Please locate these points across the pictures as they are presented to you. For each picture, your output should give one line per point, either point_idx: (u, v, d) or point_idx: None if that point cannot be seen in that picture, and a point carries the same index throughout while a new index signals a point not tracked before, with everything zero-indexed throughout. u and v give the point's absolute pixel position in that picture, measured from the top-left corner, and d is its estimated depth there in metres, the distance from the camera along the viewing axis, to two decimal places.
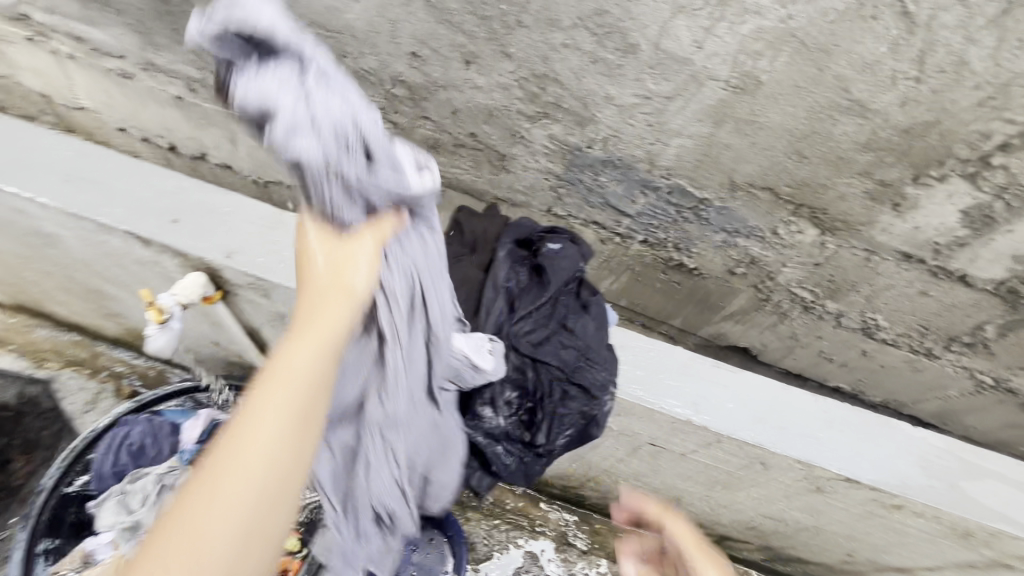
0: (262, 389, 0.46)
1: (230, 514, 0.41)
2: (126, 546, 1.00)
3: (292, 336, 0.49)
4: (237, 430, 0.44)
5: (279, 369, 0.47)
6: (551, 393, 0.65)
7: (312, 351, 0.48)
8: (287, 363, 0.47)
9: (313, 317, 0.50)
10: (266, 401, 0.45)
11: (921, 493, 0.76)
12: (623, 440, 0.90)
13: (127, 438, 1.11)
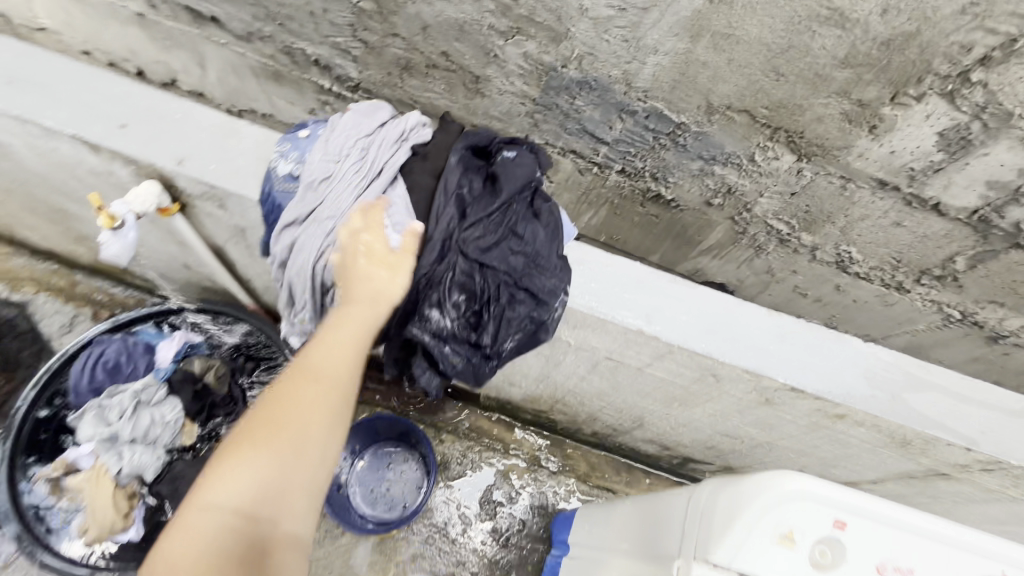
0: (310, 365, 0.59)
1: (268, 478, 0.55)
2: (105, 458, 1.05)
3: (337, 328, 0.61)
4: (288, 396, 0.57)
5: (326, 348, 0.60)
6: (497, 297, 0.66)
7: (349, 339, 0.61)
8: (332, 342, 0.60)
9: (349, 303, 0.62)
10: (312, 375, 0.59)
11: (862, 402, 0.78)
12: (582, 356, 0.92)
13: (101, 356, 1.12)
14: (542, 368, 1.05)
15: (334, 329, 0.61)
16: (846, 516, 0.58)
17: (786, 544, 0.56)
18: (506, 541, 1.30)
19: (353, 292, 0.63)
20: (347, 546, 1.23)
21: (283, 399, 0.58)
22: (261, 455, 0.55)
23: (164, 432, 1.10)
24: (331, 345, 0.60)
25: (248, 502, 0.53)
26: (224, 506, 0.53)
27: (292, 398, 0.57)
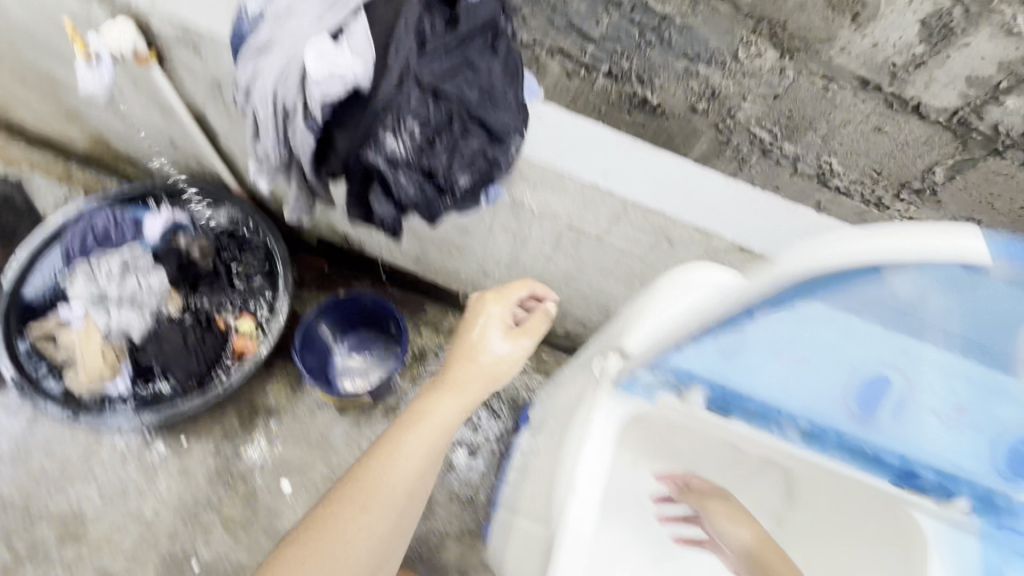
0: (431, 407, 0.82)
1: (358, 525, 0.73)
2: (95, 315, 1.13)
3: (423, 441, 0.80)
4: (414, 426, 0.80)
5: (452, 380, 0.84)
6: (451, 126, 0.68)
7: (429, 436, 0.80)
8: (456, 373, 0.84)
9: (465, 352, 0.86)
10: (433, 418, 0.81)
11: (772, 240, 0.81)
12: (546, 227, 0.95)
13: (90, 224, 1.18)
14: (511, 249, 1.08)
15: (459, 351, 0.87)
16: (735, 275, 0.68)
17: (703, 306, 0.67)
18: (476, 429, 1.34)
19: (466, 349, 0.87)
20: (325, 423, 1.31)
21: (410, 424, 0.81)
22: (394, 436, 0.80)
23: (150, 298, 1.16)
24: (456, 356, 0.87)
25: (383, 473, 0.76)
26: (365, 471, 0.77)
27: (438, 391, 0.83)
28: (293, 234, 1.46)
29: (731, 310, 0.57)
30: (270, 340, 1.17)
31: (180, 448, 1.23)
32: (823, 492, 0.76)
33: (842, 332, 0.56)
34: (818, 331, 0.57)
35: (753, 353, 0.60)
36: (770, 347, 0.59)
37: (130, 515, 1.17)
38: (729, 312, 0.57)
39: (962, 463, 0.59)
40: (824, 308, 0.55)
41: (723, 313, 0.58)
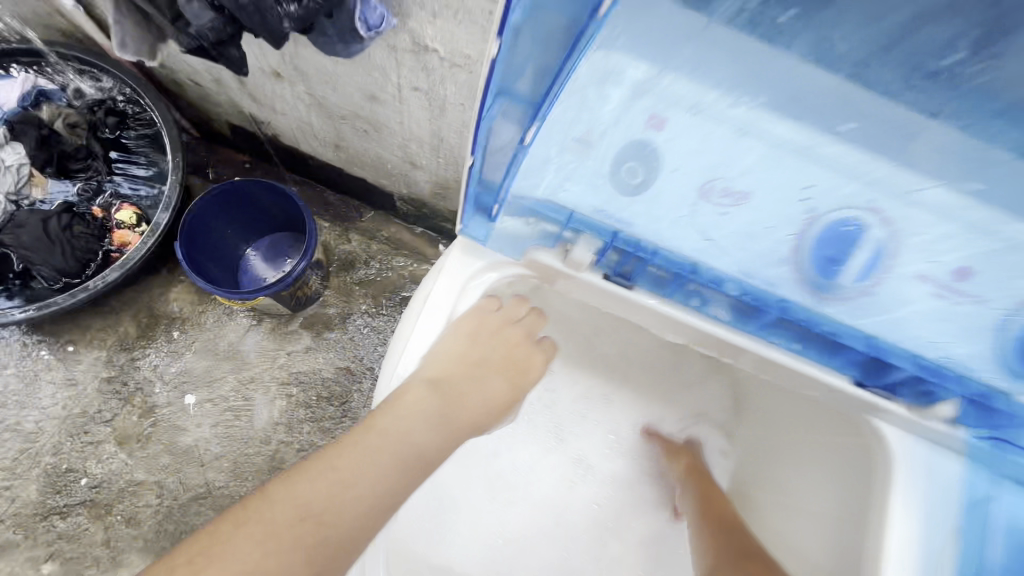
0: (451, 406, 0.61)
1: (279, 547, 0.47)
2: None
3: (389, 455, 0.55)
4: (381, 445, 0.56)
5: (466, 379, 0.64)
6: None
7: (403, 458, 0.56)
8: (470, 370, 0.64)
9: (484, 343, 0.66)
10: (446, 414, 0.60)
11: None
12: (464, 78, 0.75)
13: None
14: (431, 122, 0.89)
15: (474, 329, 0.65)
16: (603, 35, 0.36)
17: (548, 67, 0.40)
18: None
19: (490, 352, 0.66)
20: (237, 333, 1.16)
21: (422, 420, 0.58)
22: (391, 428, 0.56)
23: (5, 178, 0.98)
24: (470, 357, 0.65)
25: (385, 475, 0.54)
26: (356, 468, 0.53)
27: (448, 391, 0.61)
28: (200, 119, 1.24)
29: (654, 121, 0.43)
30: (156, 233, 1.00)
31: (66, 356, 1.09)
32: (766, 402, 0.79)
33: (781, 151, 0.43)
34: (754, 153, 0.43)
35: (672, 185, 0.47)
36: (698, 182, 0.46)
37: (10, 427, 1.04)
38: (647, 124, 0.44)
39: (955, 352, 0.51)
40: (765, 116, 0.41)
41: (640, 128, 0.44)
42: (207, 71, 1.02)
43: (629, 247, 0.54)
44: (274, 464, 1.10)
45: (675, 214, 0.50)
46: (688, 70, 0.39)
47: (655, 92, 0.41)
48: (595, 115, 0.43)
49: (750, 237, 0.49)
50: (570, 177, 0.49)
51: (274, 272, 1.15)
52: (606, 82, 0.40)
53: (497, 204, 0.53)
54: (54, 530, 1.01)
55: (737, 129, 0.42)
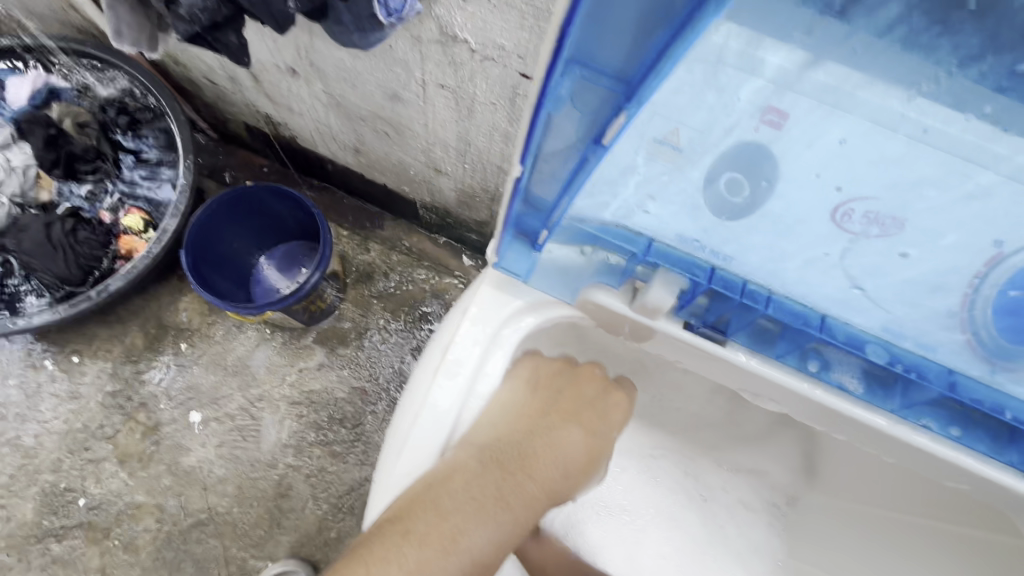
0: (509, 470, 0.49)
1: None
2: None
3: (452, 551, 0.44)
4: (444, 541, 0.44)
5: (526, 436, 0.52)
6: None
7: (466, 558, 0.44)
8: (532, 425, 0.53)
9: (543, 394, 0.56)
10: (506, 481, 0.48)
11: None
12: (495, 73, 0.66)
13: None
14: (458, 124, 0.80)
15: (528, 382, 0.56)
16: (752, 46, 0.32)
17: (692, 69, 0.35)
18: None
19: (556, 398, 0.57)
20: (246, 346, 1.09)
21: (474, 495, 0.46)
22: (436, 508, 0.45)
23: (10, 179, 0.93)
24: (533, 411, 0.54)
25: (439, 572, 0.43)
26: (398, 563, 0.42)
27: (514, 459, 0.50)
28: (216, 121, 1.18)
29: (769, 117, 0.39)
30: (165, 237, 0.94)
31: (71, 367, 1.04)
32: (847, 473, 0.68)
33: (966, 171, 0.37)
34: (920, 158, 0.38)
35: (805, 196, 0.41)
36: (834, 199, 0.41)
37: (10, 441, 0.99)
38: (762, 121, 0.39)
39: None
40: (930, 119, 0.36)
41: (753, 126, 0.39)
42: (222, 69, 0.95)
43: (732, 291, 0.44)
44: (281, 490, 1.03)
45: (792, 237, 0.43)
46: (851, 60, 0.34)
47: (792, 87, 0.37)
48: (703, 114, 0.38)
49: (925, 283, 0.43)
50: (654, 194, 0.43)
51: (286, 283, 1.08)
52: (736, 76, 0.36)
53: (548, 228, 0.45)
54: (48, 553, 0.95)
55: (911, 133, 0.37)
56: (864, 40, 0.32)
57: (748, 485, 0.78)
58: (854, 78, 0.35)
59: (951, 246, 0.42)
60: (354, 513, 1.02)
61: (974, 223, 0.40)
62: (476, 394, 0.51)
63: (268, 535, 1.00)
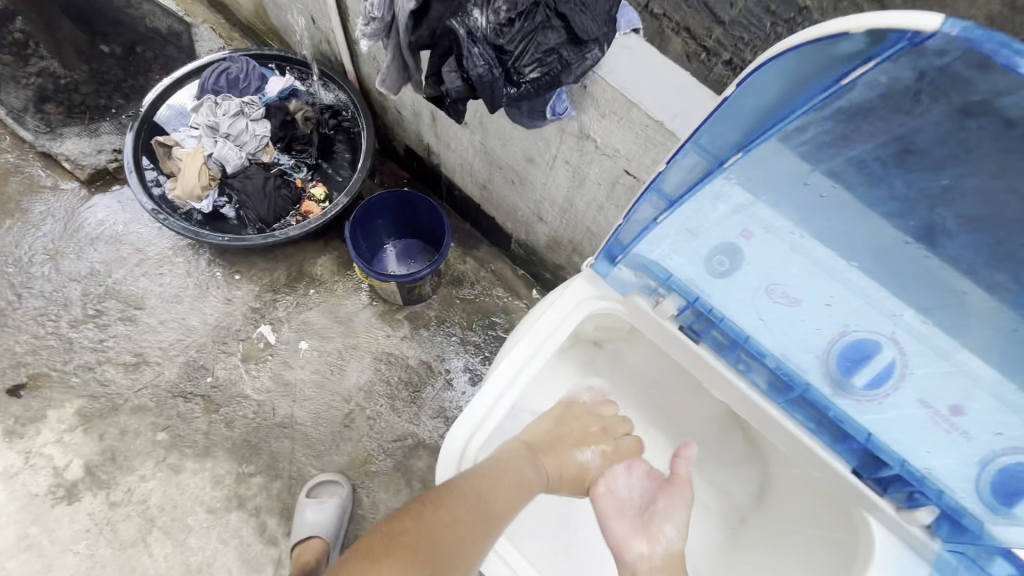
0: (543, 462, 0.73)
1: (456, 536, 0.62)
2: (203, 140, 1.30)
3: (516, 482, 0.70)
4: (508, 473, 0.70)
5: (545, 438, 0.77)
6: (536, 15, 0.71)
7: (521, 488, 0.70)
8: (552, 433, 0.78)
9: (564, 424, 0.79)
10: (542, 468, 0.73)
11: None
12: (606, 166, 0.95)
13: (228, 68, 1.35)
14: (567, 190, 1.10)
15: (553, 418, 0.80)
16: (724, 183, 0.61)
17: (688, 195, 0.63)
18: (485, 357, 1.40)
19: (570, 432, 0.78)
20: (355, 305, 1.41)
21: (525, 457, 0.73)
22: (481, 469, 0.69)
23: (251, 141, 1.32)
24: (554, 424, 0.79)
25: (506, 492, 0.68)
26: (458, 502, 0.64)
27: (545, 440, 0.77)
28: (386, 139, 1.56)
29: (744, 234, 0.64)
30: (335, 209, 1.29)
31: (232, 281, 1.38)
32: (791, 492, 0.80)
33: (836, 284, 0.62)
34: (804, 269, 0.63)
35: (748, 275, 0.66)
36: (765, 283, 0.66)
37: (176, 320, 1.33)
38: (739, 236, 0.64)
39: (933, 464, 0.61)
40: (825, 252, 0.62)
41: (734, 237, 0.65)
42: (412, 106, 1.32)
43: (704, 309, 0.68)
44: (346, 422, 1.29)
45: (739, 290, 0.67)
46: (774, 203, 0.61)
47: (752, 214, 0.63)
48: (702, 215, 0.64)
49: (789, 324, 0.66)
50: (676, 250, 0.67)
51: (400, 268, 1.40)
52: (716, 203, 0.63)
53: (623, 253, 0.71)
54: (175, 408, 1.25)
55: (805, 254, 0.62)
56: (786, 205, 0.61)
57: (709, 499, 0.87)
58: (781, 218, 0.62)
59: (822, 326, 0.65)
60: (394, 458, 1.27)
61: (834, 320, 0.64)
62: (539, 353, 0.72)
63: (327, 451, 1.27)
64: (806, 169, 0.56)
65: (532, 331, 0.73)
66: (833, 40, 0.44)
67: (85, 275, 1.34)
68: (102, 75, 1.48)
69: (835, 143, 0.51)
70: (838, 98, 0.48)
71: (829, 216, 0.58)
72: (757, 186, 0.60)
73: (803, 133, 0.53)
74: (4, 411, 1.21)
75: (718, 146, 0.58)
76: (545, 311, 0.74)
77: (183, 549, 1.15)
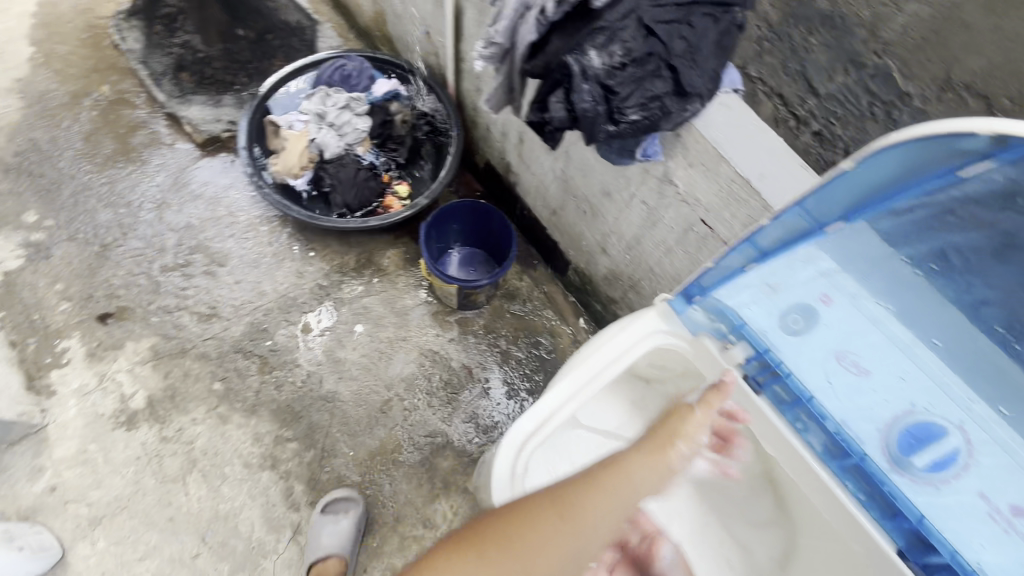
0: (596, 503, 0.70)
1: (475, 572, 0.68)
2: (310, 125, 1.43)
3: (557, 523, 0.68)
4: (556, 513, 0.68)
5: (639, 484, 0.70)
6: (647, 65, 0.76)
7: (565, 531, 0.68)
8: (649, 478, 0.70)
9: (665, 459, 0.71)
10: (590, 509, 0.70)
11: (781, 202, 0.80)
12: (683, 212, 0.99)
13: (344, 65, 1.48)
14: (638, 228, 1.13)
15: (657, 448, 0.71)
16: (814, 247, 0.64)
17: (779, 253, 0.66)
18: (525, 373, 1.43)
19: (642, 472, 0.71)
20: (412, 300, 1.47)
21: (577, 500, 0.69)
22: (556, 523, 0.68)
23: (351, 133, 1.44)
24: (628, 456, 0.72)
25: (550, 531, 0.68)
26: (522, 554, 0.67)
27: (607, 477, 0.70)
28: (469, 152, 1.65)
29: (824, 297, 0.66)
30: (415, 207, 1.37)
31: (306, 257, 1.48)
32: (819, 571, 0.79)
33: (906, 357, 0.64)
34: (878, 338, 0.65)
35: (823, 337, 0.67)
36: (838, 349, 0.67)
37: (251, 282, 1.44)
38: (819, 299, 0.66)
39: (984, 560, 0.59)
40: (900, 326, 0.64)
41: (814, 299, 0.67)
42: (502, 126, 1.40)
43: (773, 363, 0.69)
44: (384, 409, 1.35)
45: (811, 353, 0.68)
46: (859, 271, 0.64)
47: (836, 279, 0.65)
48: (787, 273, 0.67)
49: (857, 391, 0.66)
50: (754, 303, 0.69)
51: (460, 271, 1.47)
52: (804, 264, 0.66)
53: (701, 295, 0.73)
54: (234, 363, 1.34)
55: (881, 326, 0.65)
56: (870, 274, 0.64)
57: (732, 555, 0.87)
58: (861, 286, 0.65)
59: (890, 398, 0.64)
60: (421, 453, 1.31)
61: (902, 394, 0.64)
62: (597, 380, 0.74)
63: (361, 432, 1.32)
64: (897, 244, 0.59)
65: (597, 354, 0.75)
66: (959, 139, 0.48)
67: (182, 228, 1.47)
68: (232, 54, 1.64)
69: (940, 223, 0.55)
70: (958, 184, 0.51)
71: (909, 291, 0.62)
72: (848, 258, 0.64)
73: (906, 215, 0.57)
74: (90, 334, 1.33)
75: (822, 212, 0.60)
76: (614, 334, 0.76)
77: (215, 495, 1.22)
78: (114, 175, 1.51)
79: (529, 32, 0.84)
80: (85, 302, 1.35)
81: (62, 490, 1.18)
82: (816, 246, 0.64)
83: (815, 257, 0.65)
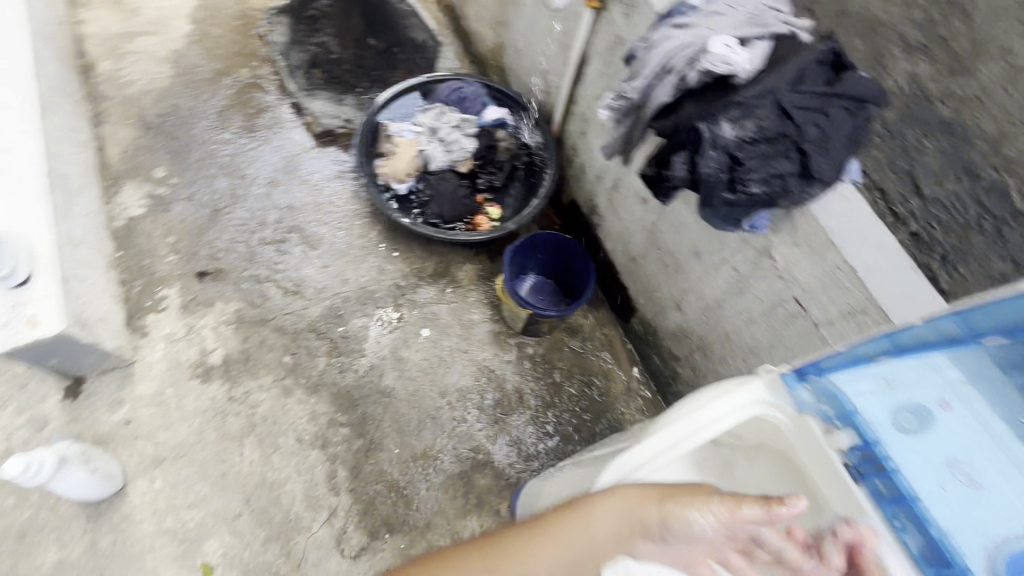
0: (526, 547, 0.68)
1: None
2: (421, 137, 1.52)
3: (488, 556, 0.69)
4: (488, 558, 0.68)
5: (591, 539, 0.65)
6: (776, 144, 0.80)
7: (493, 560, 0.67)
8: (601, 531, 0.64)
9: (632, 517, 0.63)
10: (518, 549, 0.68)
11: (886, 297, 0.82)
12: (775, 286, 1.00)
13: (462, 88, 1.57)
14: (721, 292, 1.15)
15: (618, 498, 0.65)
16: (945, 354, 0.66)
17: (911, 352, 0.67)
18: (574, 409, 1.44)
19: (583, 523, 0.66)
20: (479, 316, 1.53)
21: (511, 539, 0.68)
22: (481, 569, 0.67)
23: (457, 152, 1.52)
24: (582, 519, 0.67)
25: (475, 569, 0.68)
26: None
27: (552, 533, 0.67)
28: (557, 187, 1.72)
29: (943, 403, 0.65)
30: (503, 231, 1.43)
31: (390, 255, 1.56)
32: None
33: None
34: (997, 461, 0.62)
35: (938, 442, 0.63)
36: (952, 459, 0.62)
37: (336, 269, 1.52)
38: (937, 403, 0.65)
39: None
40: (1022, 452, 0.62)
41: (934, 405, 0.65)
42: (599, 169, 1.46)
43: (877, 453, 0.63)
44: (434, 414, 1.38)
45: (922, 454, 0.63)
46: (983, 389, 0.65)
47: (961, 392, 0.65)
48: (912, 372, 0.67)
49: (971, 506, 0.60)
50: (867, 390, 0.67)
51: (532, 293, 1.51)
52: (932, 368, 0.66)
53: (816, 373, 0.68)
54: (306, 341, 1.42)
55: (1001, 450, 0.62)
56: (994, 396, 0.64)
57: None
58: (984, 404, 0.64)
59: (1004, 523, 0.59)
60: (462, 465, 1.33)
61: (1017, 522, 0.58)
62: (700, 435, 0.68)
63: (409, 432, 1.36)
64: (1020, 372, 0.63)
65: (692, 416, 0.68)
66: None
67: (285, 207, 1.58)
68: (361, 61, 1.79)
69: None
70: None
71: None
72: (979, 374, 0.65)
73: None
74: (187, 288, 1.43)
75: (975, 324, 0.63)
76: (716, 398, 0.69)
77: (266, 461, 1.28)
78: (236, 147, 1.65)
79: (665, 95, 0.89)
80: (190, 258, 1.47)
81: (135, 425, 1.26)
82: (949, 352, 0.66)
83: (945, 365, 0.66)
